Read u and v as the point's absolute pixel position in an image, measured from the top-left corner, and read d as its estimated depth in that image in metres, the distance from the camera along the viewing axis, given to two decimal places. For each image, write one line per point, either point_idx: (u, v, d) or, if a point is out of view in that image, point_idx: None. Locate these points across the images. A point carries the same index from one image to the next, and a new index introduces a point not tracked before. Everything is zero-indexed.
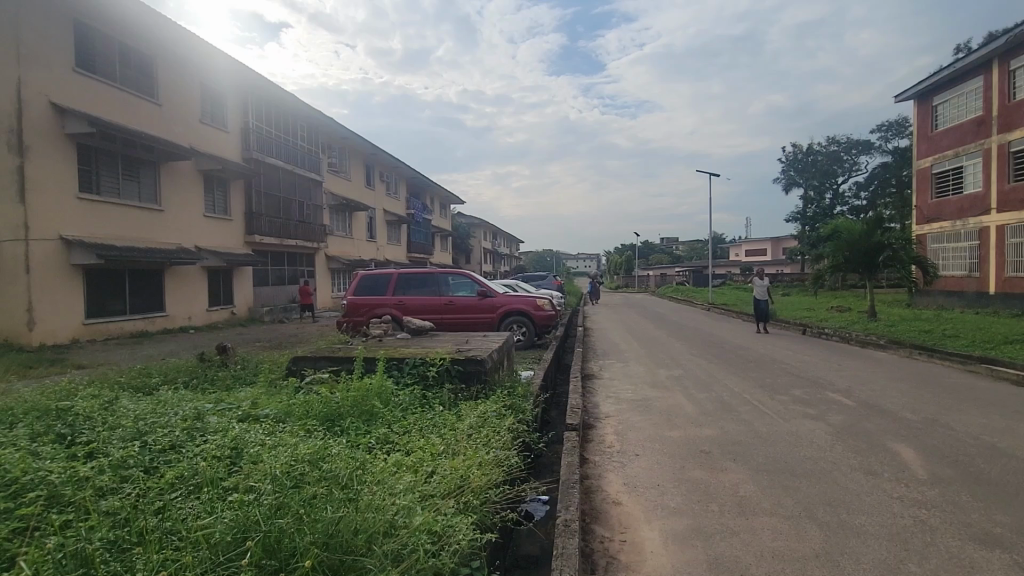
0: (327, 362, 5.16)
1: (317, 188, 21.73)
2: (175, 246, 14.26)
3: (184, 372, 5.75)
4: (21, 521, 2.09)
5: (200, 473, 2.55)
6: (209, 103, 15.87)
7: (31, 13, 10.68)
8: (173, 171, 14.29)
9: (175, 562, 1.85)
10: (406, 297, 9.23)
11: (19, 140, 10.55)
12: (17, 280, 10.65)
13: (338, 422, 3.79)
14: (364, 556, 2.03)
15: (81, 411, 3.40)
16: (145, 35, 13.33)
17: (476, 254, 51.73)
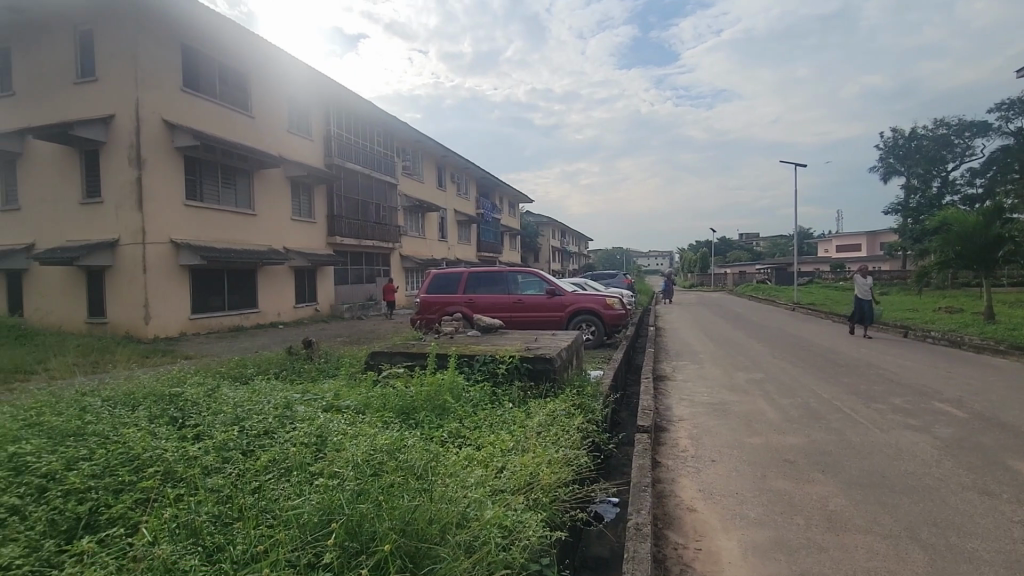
0: (402, 357, 5.37)
1: (393, 191, 22.67)
2: (266, 247, 15.42)
3: (274, 364, 6.20)
4: (142, 492, 2.36)
5: (289, 457, 2.75)
6: (296, 114, 17.02)
7: (147, 40, 12.02)
8: (264, 178, 15.44)
9: (268, 538, 2.00)
10: (476, 296, 9.38)
11: (138, 154, 11.87)
12: (136, 280, 12.01)
13: (413, 415, 3.94)
14: (438, 545, 2.09)
15: (189, 397, 3.77)
16: (240, 53, 14.54)
17: (545, 253, 51.78)
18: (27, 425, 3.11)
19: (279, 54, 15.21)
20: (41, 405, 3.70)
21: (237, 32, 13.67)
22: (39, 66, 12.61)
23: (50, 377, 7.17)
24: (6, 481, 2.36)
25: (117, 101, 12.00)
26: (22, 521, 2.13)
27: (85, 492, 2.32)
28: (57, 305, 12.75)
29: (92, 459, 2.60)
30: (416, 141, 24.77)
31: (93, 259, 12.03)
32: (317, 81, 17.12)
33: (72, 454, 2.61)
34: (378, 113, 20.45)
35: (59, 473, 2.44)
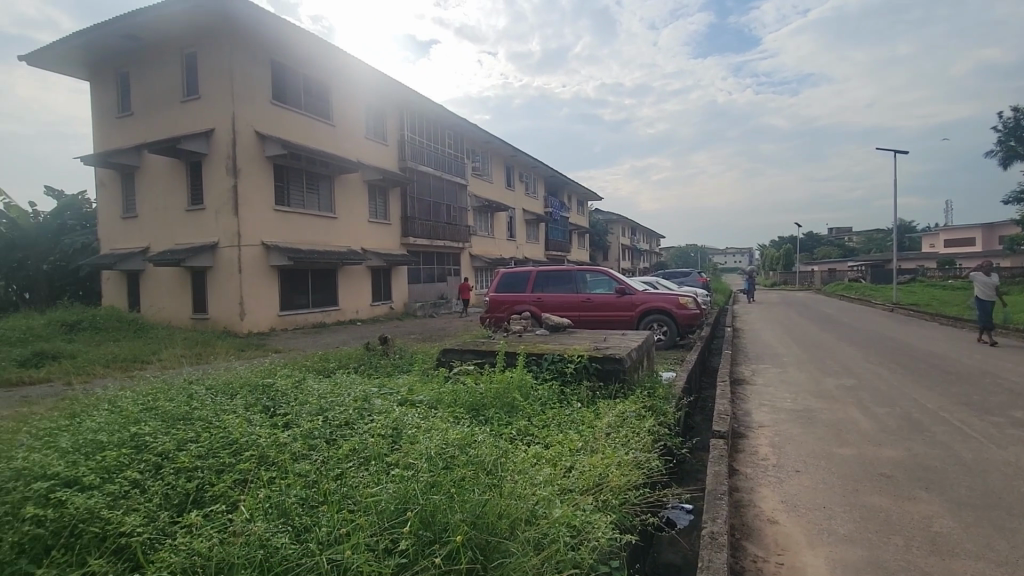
0: (472, 355, 5.48)
1: (463, 192, 23.20)
2: (346, 248, 16.31)
3: (353, 359, 6.55)
4: (240, 472, 2.58)
5: (368, 447, 2.90)
6: (373, 121, 17.85)
7: (241, 59, 13.09)
8: (344, 183, 16.33)
9: (350, 522, 2.12)
10: (545, 294, 9.38)
11: (234, 163, 12.96)
12: (233, 279, 13.11)
13: (483, 411, 4.02)
14: (508, 539, 2.13)
15: (279, 388, 4.07)
16: (322, 65, 15.47)
17: (615, 251, 50.90)
18: (145, 408, 3.50)
19: (357, 65, 16.03)
20: (156, 391, 4.14)
21: (319, 46, 14.56)
22: (153, 88, 14.08)
23: (162, 367, 8.01)
24: (130, 457, 2.67)
25: (216, 116, 13.15)
26: (142, 492, 2.41)
27: (193, 470, 2.59)
28: (168, 302, 14.21)
29: (198, 441, 2.88)
30: (485, 143, 25.19)
31: (197, 260, 13.28)
32: (392, 88, 17.86)
33: (182, 436, 2.91)
34: (448, 116, 21.00)
35: (171, 452, 2.72)
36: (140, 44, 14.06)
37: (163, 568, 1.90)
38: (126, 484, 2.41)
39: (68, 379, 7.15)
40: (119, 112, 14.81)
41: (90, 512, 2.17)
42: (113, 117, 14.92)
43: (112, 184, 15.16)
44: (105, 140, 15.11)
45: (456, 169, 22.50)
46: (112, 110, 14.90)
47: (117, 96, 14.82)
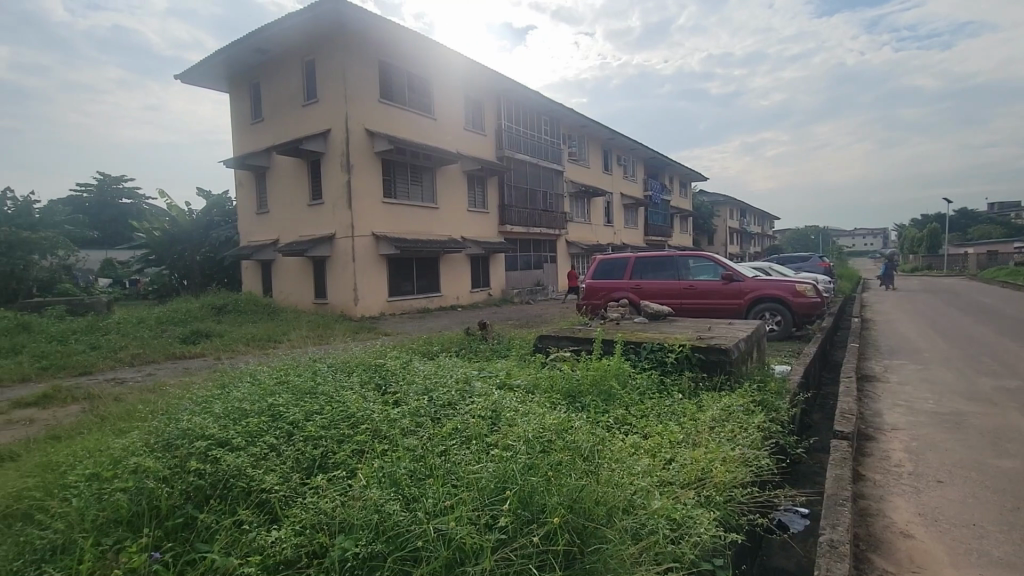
0: (569, 342, 5.49)
1: (559, 178, 23.08)
2: (447, 237, 17.00)
3: (455, 343, 6.84)
4: (357, 444, 2.83)
5: (469, 427, 3.05)
6: (471, 112, 18.30)
7: (353, 61, 14.04)
8: (445, 174, 16.98)
9: (454, 497, 2.25)
10: (643, 281, 9.08)
11: (348, 160, 14.01)
12: (348, 268, 14.27)
13: (579, 398, 4.02)
14: (604, 526, 2.13)
15: (389, 369, 4.38)
16: (423, 60, 16.12)
17: (721, 234, 47.90)
18: (278, 382, 3.96)
19: (456, 58, 16.51)
20: (285, 367, 4.65)
21: (421, 43, 15.18)
22: (279, 94, 15.59)
23: (291, 346, 8.97)
24: (268, 423, 3.05)
25: (332, 117, 14.26)
26: (277, 455, 2.73)
27: (318, 438, 2.88)
28: (294, 289, 15.84)
29: (321, 413, 3.21)
30: (582, 126, 24.80)
31: (318, 250, 14.61)
32: (490, 79, 18.16)
33: (308, 407, 3.25)
34: (545, 101, 20.93)
35: (300, 421, 3.06)
36: (269, 56, 15.62)
37: (296, 522, 2.16)
38: (265, 447, 2.75)
39: (217, 355, 8.28)
40: (253, 119, 16.62)
41: (237, 469, 2.50)
42: (248, 124, 16.78)
43: (248, 183, 17.09)
44: (242, 145, 17.06)
45: (552, 155, 22.47)
46: (248, 117, 16.76)
47: (251, 105, 16.62)
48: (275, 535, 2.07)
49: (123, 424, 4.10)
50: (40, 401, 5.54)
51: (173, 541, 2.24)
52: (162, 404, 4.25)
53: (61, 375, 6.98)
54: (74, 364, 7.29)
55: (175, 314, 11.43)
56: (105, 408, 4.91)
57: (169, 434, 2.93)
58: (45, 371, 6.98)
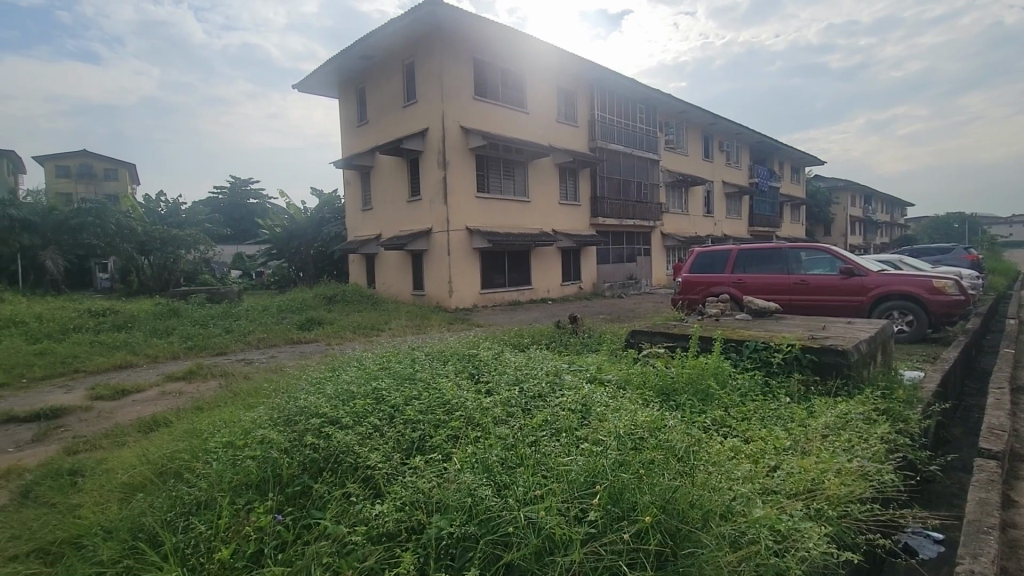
0: (663, 338, 5.31)
1: (654, 168, 22.23)
2: (538, 230, 17.09)
3: (545, 336, 6.89)
4: (453, 430, 2.96)
5: (560, 420, 3.06)
6: (564, 104, 18.18)
7: (449, 60, 14.52)
8: (538, 167, 17.05)
9: (544, 487, 2.29)
10: (747, 276, 8.49)
11: (444, 158, 14.56)
12: (443, 261, 14.87)
13: (674, 396, 3.87)
14: (700, 529, 2.05)
15: (481, 359, 4.52)
16: (517, 55, 16.26)
17: (840, 224, 43.41)
18: (381, 367, 4.25)
19: (549, 51, 16.44)
20: (387, 355, 4.96)
21: (515, 38, 15.34)
22: (382, 97, 16.54)
23: (392, 334, 9.57)
24: (371, 405, 3.27)
25: (429, 115, 14.87)
26: (381, 435, 2.94)
27: (416, 422, 3.05)
28: (395, 281, 16.82)
29: (419, 398, 3.39)
30: (681, 112, 23.65)
31: (416, 244, 15.37)
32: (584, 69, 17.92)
33: (408, 393, 3.44)
34: (640, 89, 20.21)
35: (400, 405, 3.25)
36: (374, 61, 16.61)
37: (398, 499, 2.30)
38: (370, 427, 2.96)
39: (328, 341, 9.05)
40: (359, 121, 17.81)
41: (346, 446, 2.73)
42: (355, 126, 18.02)
43: (354, 182, 18.36)
44: (350, 146, 18.35)
45: (648, 145, 21.66)
46: (354, 120, 17.99)
47: (358, 108, 17.81)
48: (378, 509, 2.22)
49: (252, 399, 4.62)
50: (187, 375, 6.42)
51: (292, 506, 2.49)
52: (283, 383, 4.73)
53: (203, 354, 8.02)
54: (212, 345, 8.36)
55: (293, 303, 12.65)
56: (238, 385, 5.59)
57: (290, 410, 3.26)
58: (191, 350, 8.06)
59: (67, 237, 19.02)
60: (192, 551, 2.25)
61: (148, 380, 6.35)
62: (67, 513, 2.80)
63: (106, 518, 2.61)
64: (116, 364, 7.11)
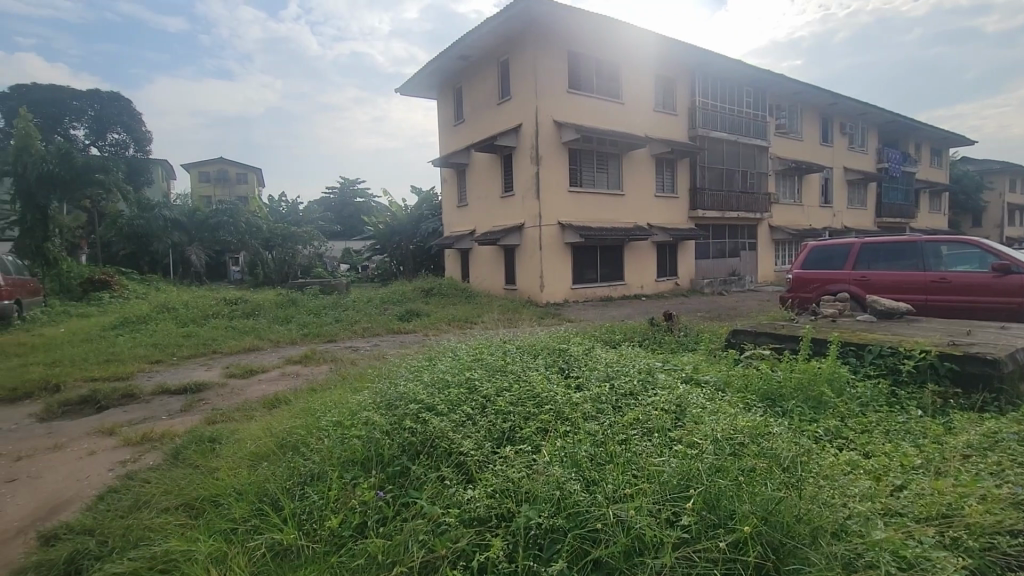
0: (769, 338, 4.95)
1: (763, 155, 20.66)
2: (632, 224, 16.62)
3: (639, 333, 6.71)
4: (542, 422, 2.98)
5: (651, 419, 2.97)
6: (662, 92, 17.45)
7: (543, 55, 14.53)
8: (633, 159, 16.57)
9: (635, 485, 2.24)
10: (872, 272, 7.63)
11: (536, 153, 14.64)
12: (534, 256, 15.00)
13: (780, 402, 3.58)
14: (808, 546, 1.92)
15: (572, 354, 4.50)
16: (613, 45, 15.86)
17: (993, 213, 37.39)
18: (475, 359, 4.39)
19: (646, 38, 15.84)
20: (481, 347, 5.11)
21: (611, 28, 14.96)
22: (478, 95, 16.97)
23: (485, 327, 9.85)
24: (465, 395, 3.38)
25: (523, 112, 15.00)
26: (473, 423, 3.03)
27: (507, 413, 3.11)
28: (488, 275, 17.25)
29: (510, 389, 3.45)
30: (795, 94, 21.69)
31: (509, 239, 15.64)
32: (685, 55, 17.04)
33: (499, 384, 3.52)
34: (747, 71, 18.82)
35: (491, 396, 3.33)
36: (470, 61, 17.06)
37: (489, 485, 2.36)
38: (463, 415, 3.07)
39: (426, 331, 9.52)
40: (456, 121, 18.43)
41: (441, 432, 2.85)
42: (452, 125, 18.68)
43: (451, 179, 19.04)
44: (448, 146, 19.08)
45: (756, 130, 20.12)
46: (452, 120, 18.66)
47: (455, 108, 18.45)
48: (470, 494, 2.30)
49: (357, 384, 4.99)
50: (303, 359, 7.09)
51: (392, 484, 2.66)
52: (385, 370, 5.05)
53: (316, 340, 8.80)
54: (324, 332, 9.14)
55: (394, 295, 13.44)
56: (347, 370, 6.07)
57: (391, 396, 3.47)
58: (307, 337, 8.88)
59: (208, 234, 21.72)
60: (307, 518, 2.50)
61: (272, 362, 7.10)
62: (207, 475, 3.22)
63: (237, 482, 2.96)
64: (247, 347, 8.03)
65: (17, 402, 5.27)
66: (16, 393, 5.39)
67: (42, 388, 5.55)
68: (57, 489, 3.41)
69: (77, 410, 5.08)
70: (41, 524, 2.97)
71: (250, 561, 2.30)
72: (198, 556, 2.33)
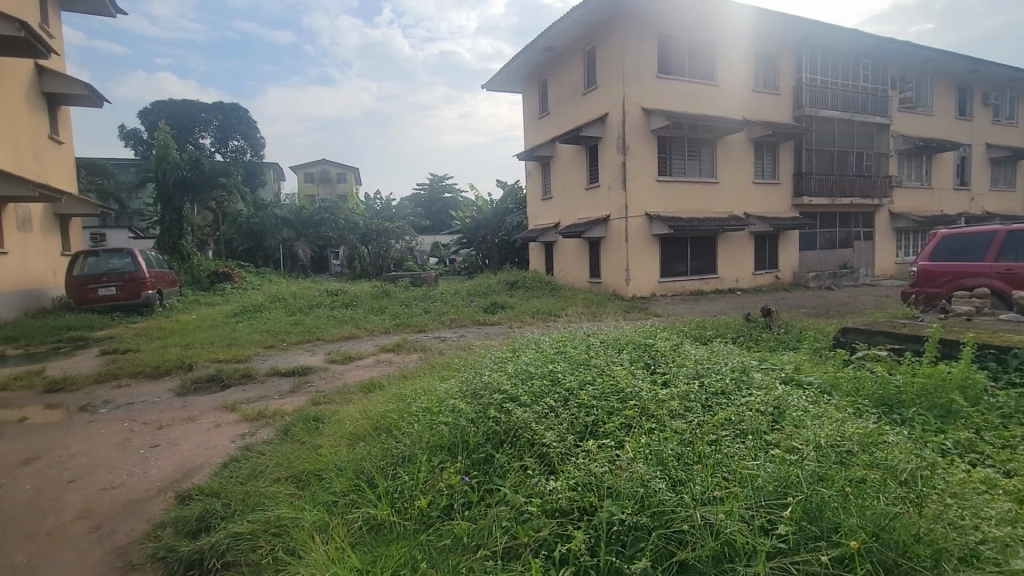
0: (885, 338, 4.45)
1: (883, 134, 18.51)
2: (728, 213, 15.67)
3: (733, 329, 6.32)
4: (626, 418, 2.90)
5: (745, 421, 2.78)
6: (763, 71, 16.19)
7: (632, 40, 14.03)
8: (728, 145, 15.57)
9: (726, 489, 2.11)
10: (1022, 264, 6.48)
11: (624, 143, 14.23)
12: (620, 249, 14.65)
13: (897, 409, 3.20)
14: (928, 571, 1.71)
15: (660, 349, 4.34)
16: (707, 23, 14.93)
17: None
18: (557, 351, 4.37)
19: (744, 13, 14.75)
20: (563, 339, 5.08)
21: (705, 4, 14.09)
22: (564, 87, 16.80)
23: (568, 320, 9.78)
24: (548, 387, 3.38)
25: (609, 100, 14.62)
26: (556, 415, 3.02)
27: (590, 406, 3.06)
28: (573, 268, 17.12)
29: (593, 383, 3.40)
30: (926, 62, 19.13)
31: (594, 232, 15.39)
32: (790, 28, 15.66)
33: (582, 377, 3.47)
34: (864, 41, 16.90)
35: (574, 389, 3.29)
36: (556, 53, 16.93)
37: (571, 478, 2.33)
38: (546, 407, 3.07)
39: (510, 323, 9.66)
40: (541, 114, 18.43)
41: (524, 422, 2.87)
42: (537, 119, 18.70)
43: (536, 173, 19.07)
44: (533, 139, 19.14)
45: (875, 106, 18.06)
46: (537, 113, 18.70)
47: (540, 101, 18.43)
48: (552, 485, 2.28)
49: (444, 372, 5.18)
50: (395, 348, 7.49)
51: (477, 470, 2.72)
52: (470, 360, 5.20)
53: (407, 330, 9.27)
54: (415, 323, 9.59)
55: (480, 287, 13.77)
56: (434, 359, 6.31)
57: (476, 385, 3.55)
58: (399, 326, 9.38)
59: (313, 230, 23.64)
60: (399, 496, 2.63)
61: (368, 349, 7.58)
62: (311, 450, 3.50)
63: (337, 458, 3.18)
64: (345, 335, 8.63)
65: (159, 377, 6.09)
66: (158, 369, 6.22)
67: (179, 366, 6.35)
68: (190, 455, 3.89)
69: (205, 386, 5.76)
70: (178, 485, 3.42)
71: (349, 532, 2.47)
72: (304, 523, 2.55)
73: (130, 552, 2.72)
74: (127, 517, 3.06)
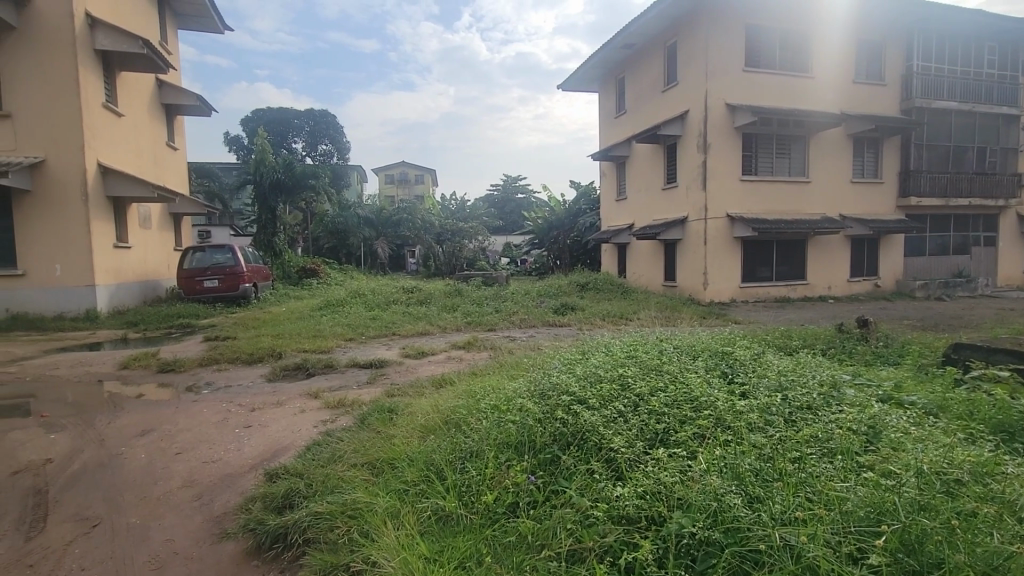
0: (1007, 356, 3.94)
1: (1011, 126, 16.37)
2: (820, 215, 14.55)
3: (822, 339, 5.86)
4: (698, 428, 2.77)
5: (834, 439, 2.55)
6: (866, 59, 14.87)
7: (717, 32, 13.38)
8: (822, 141, 14.47)
9: (809, 510, 1.96)
10: None
11: (705, 141, 13.62)
12: (698, 251, 14.05)
13: (1020, 437, 2.79)
14: None
15: (738, 358, 4.09)
16: (804, 11, 13.94)
17: None
18: (628, 356, 4.25)
19: None
20: (635, 343, 4.94)
21: None
22: (642, 83, 16.36)
23: (640, 324, 9.54)
24: (617, 391, 3.29)
25: (691, 97, 14.06)
26: (625, 420, 2.94)
27: (661, 414, 2.94)
28: (647, 271, 16.66)
29: (665, 390, 3.27)
30: None
31: (670, 234, 14.84)
32: (899, 11, 14.27)
33: (653, 384, 3.35)
34: (991, 22, 15.02)
35: (644, 395, 3.19)
36: (635, 49, 16.56)
37: (638, 486, 2.25)
38: (614, 412, 2.99)
39: (580, 325, 9.55)
40: (618, 113, 18.08)
41: (592, 426, 2.83)
42: (614, 118, 18.38)
43: (611, 173, 18.74)
44: (609, 138, 18.83)
45: (1002, 95, 16.01)
46: (614, 111, 18.35)
47: (618, 99, 18.08)
48: (619, 492, 2.22)
49: (513, 371, 5.22)
50: (466, 345, 7.64)
51: (544, 470, 2.70)
52: (539, 360, 5.20)
53: (478, 328, 9.44)
54: (485, 321, 9.75)
55: (551, 288, 13.75)
56: (503, 358, 6.38)
57: (543, 386, 3.54)
58: (470, 324, 9.58)
59: (391, 229, 24.76)
60: (466, 490, 2.68)
61: (440, 346, 7.80)
62: (386, 440, 3.63)
63: (409, 449, 3.29)
64: (419, 331, 8.94)
65: (252, 363, 6.62)
66: (252, 356, 6.77)
67: (269, 354, 6.88)
68: (277, 437, 4.18)
69: (293, 374, 6.20)
70: (267, 463, 3.69)
71: (418, 521, 2.55)
72: (378, 508, 2.66)
73: (225, 522, 2.97)
74: (222, 490, 3.35)
